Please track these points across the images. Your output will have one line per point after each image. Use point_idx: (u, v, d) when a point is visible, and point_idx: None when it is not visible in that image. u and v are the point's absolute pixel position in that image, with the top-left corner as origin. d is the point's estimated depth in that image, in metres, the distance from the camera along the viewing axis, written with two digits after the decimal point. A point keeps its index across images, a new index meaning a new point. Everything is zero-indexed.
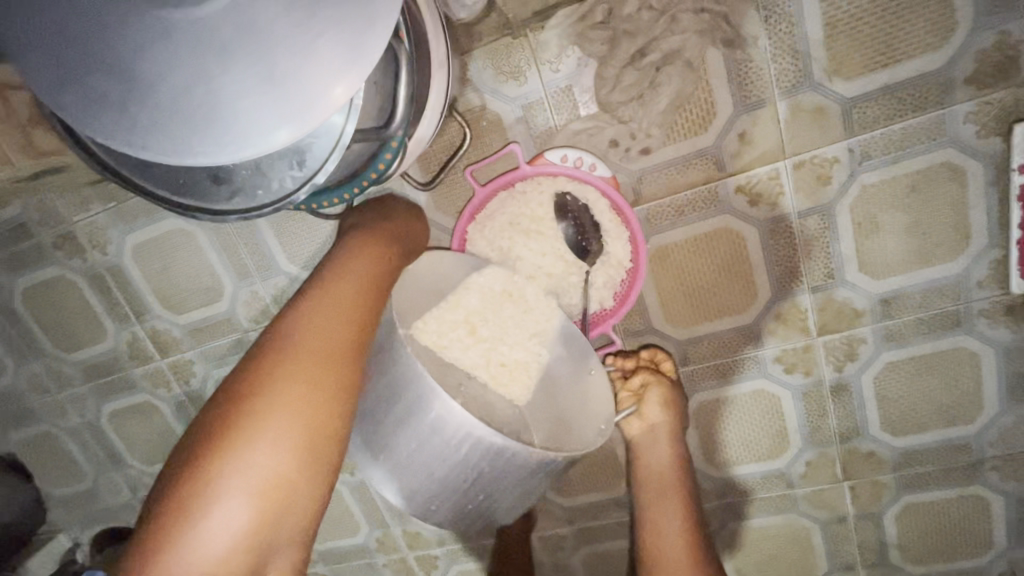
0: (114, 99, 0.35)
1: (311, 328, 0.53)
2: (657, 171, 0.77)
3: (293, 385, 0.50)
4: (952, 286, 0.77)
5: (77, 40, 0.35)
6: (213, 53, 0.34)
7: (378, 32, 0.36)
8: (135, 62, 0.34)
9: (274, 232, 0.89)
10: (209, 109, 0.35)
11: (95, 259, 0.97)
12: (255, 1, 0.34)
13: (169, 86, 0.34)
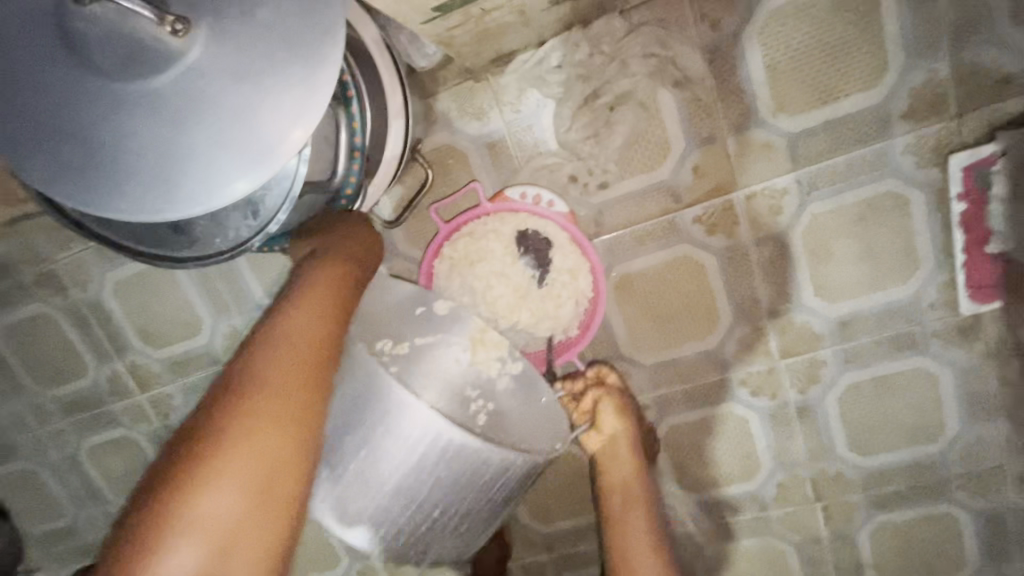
0: (83, 165, 0.39)
1: (280, 358, 0.49)
2: (618, 204, 0.80)
3: (252, 425, 0.46)
4: (905, 309, 0.80)
5: (50, 113, 0.39)
6: (165, 127, 0.39)
7: (319, 98, 0.40)
8: (102, 133, 0.39)
9: (251, 267, 0.92)
10: (164, 177, 0.39)
11: (77, 296, 0.99)
12: (207, 77, 0.39)
13: (128, 158, 0.39)
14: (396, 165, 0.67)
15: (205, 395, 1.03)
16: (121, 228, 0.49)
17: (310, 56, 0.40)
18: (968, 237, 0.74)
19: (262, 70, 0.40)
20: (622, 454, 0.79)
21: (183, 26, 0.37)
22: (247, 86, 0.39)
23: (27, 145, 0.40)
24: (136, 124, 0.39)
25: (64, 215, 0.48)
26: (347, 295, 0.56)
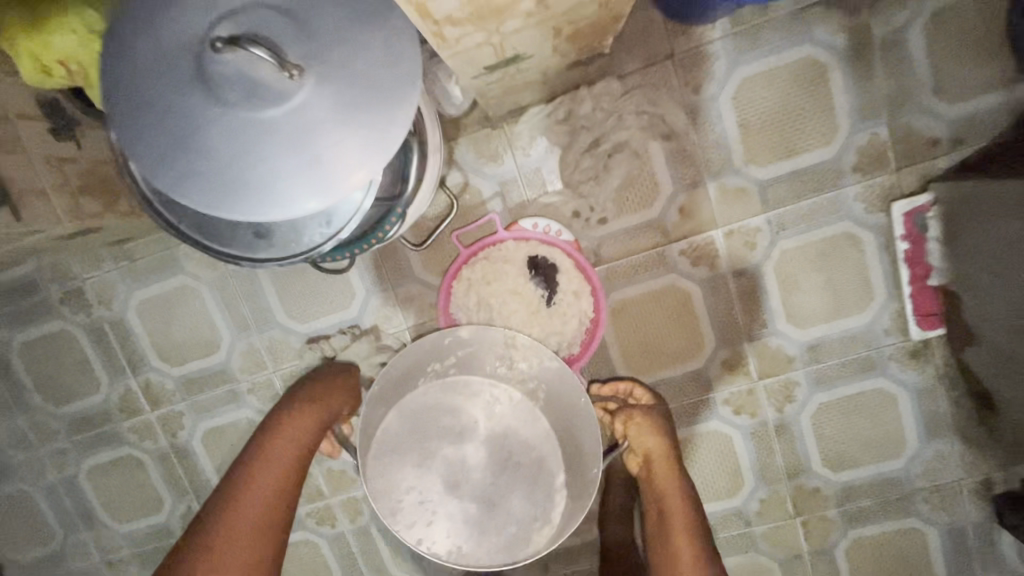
0: (201, 173, 0.48)
1: (253, 492, 0.78)
2: (615, 237, 0.91)
3: (221, 540, 0.74)
4: (865, 334, 0.91)
5: (177, 130, 0.47)
6: (273, 147, 0.47)
7: (398, 129, 0.50)
8: (219, 148, 0.47)
9: (275, 288, 0.99)
10: (269, 185, 0.48)
11: (100, 314, 1.04)
12: (309, 108, 0.47)
13: (242, 172, 0.48)
14: (429, 195, 0.77)
15: (217, 413, 1.06)
16: (208, 230, 0.57)
17: (393, 96, 0.50)
18: (912, 272, 0.87)
19: (355, 106, 0.49)
20: (660, 467, 0.85)
21: (296, 66, 0.46)
22: (344, 117, 0.48)
23: (157, 158, 0.48)
24: (249, 143, 0.47)
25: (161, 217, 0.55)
26: (292, 457, 0.82)
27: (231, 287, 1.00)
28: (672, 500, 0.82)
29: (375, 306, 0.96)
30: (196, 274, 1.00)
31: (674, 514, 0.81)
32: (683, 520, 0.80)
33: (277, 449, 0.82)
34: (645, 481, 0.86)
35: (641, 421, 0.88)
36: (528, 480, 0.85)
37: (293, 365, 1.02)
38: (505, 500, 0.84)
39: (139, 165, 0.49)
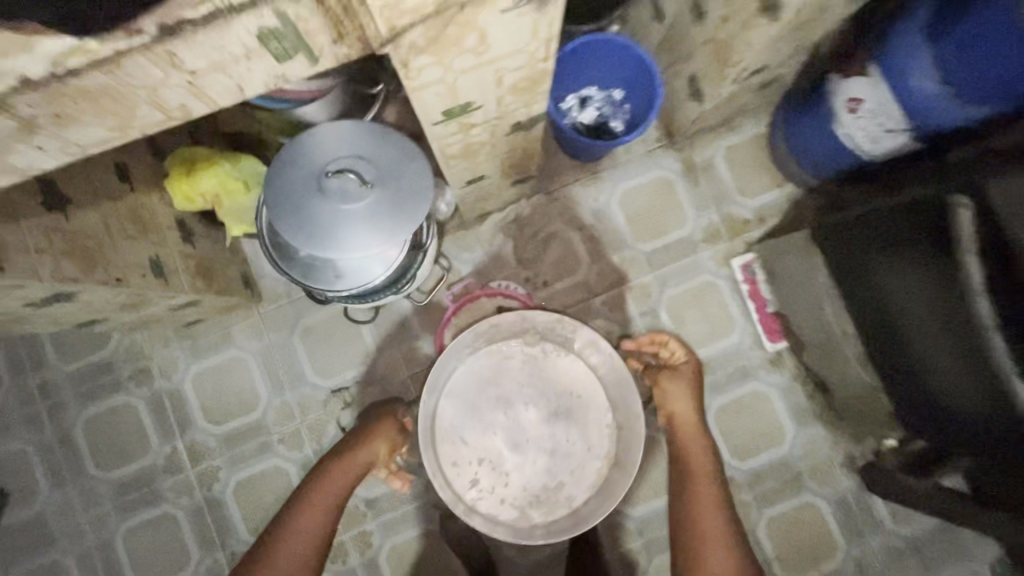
0: (317, 233, 0.85)
1: (321, 497, 1.08)
2: (555, 295, 1.30)
3: (297, 531, 1.05)
4: (736, 350, 1.29)
5: (304, 214, 0.86)
6: (356, 219, 0.86)
7: (423, 202, 0.89)
8: (328, 219, 0.85)
9: (307, 353, 1.30)
10: (354, 237, 0.86)
11: (160, 386, 1.31)
12: (376, 196, 0.86)
13: (340, 232, 0.86)
14: (428, 266, 1.16)
15: (250, 464, 1.29)
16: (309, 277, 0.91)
17: (420, 186, 0.89)
18: (755, 304, 1.29)
19: (401, 192, 0.88)
20: (685, 425, 1.19)
21: (371, 180, 0.87)
22: (395, 204, 0.87)
23: (291, 227, 0.86)
24: (343, 217, 0.85)
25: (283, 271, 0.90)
26: (344, 487, 1.11)
27: (272, 354, 1.30)
28: (695, 448, 1.17)
29: (386, 359, 1.29)
30: (245, 346, 1.31)
31: (695, 462, 1.15)
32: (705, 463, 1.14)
33: (335, 476, 1.11)
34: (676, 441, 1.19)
35: (675, 386, 1.22)
36: (587, 450, 1.17)
37: (318, 414, 1.29)
38: (563, 461, 1.17)
39: (282, 235, 0.87)
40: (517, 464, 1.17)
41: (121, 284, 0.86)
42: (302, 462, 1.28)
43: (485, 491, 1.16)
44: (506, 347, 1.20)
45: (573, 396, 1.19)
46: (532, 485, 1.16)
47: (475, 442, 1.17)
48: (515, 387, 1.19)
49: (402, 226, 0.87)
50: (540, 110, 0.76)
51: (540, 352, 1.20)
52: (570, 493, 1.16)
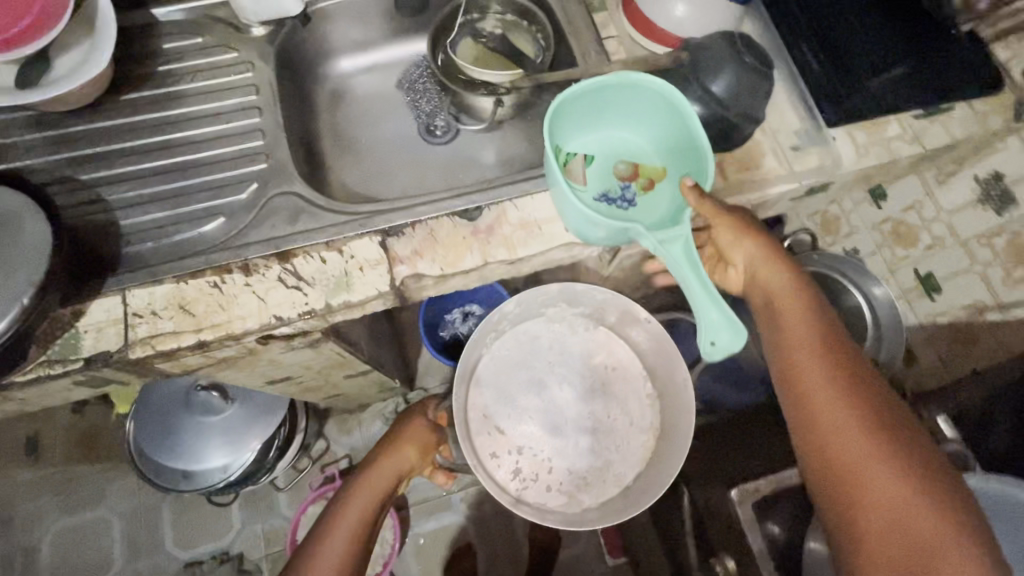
0: (175, 444, 1.00)
1: (359, 495, 0.84)
2: (418, 487, 1.40)
3: (335, 533, 0.78)
4: (578, 560, 1.37)
5: (166, 428, 1.01)
6: (214, 430, 1.02)
7: (274, 414, 1.04)
8: (187, 432, 1.01)
9: (172, 520, 1.35)
10: (206, 448, 1.00)
11: (17, 540, 1.32)
12: (233, 411, 1.03)
13: (196, 443, 1.01)
14: (294, 453, 1.26)
15: None
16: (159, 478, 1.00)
17: (275, 400, 1.05)
18: None
19: (256, 405, 1.04)
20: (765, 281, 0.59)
21: (234, 395, 1.03)
22: (250, 417, 1.03)
23: (155, 436, 1.00)
24: (201, 429, 1.01)
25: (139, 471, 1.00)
26: (386, 485, 0.88)
27: (138, 518, 1.35)
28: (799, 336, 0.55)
29: (247, 535, 1.35)
30: (114, 507, 1.36)
31: (849, 440, 0.48)
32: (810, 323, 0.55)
33: (372, 484, 0.87)
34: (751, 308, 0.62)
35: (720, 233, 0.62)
36: (630, 425, 0.84)
37: None
38: (610, 444, 0.83)
39: (145, 445, 1.00)
40: (562, 447, 0.84)
41: None
42: None
43: (531, 477, 0.82)
44: (533, 325, 0.88)
45: (608, 370, 0.87)
46: (582, 460, 0.83)
47: (511, 435, 0.83)
48: (545, 350, 0.87)
49: (251, 436, 1.02)
50: (367, 367, 0.95)
51: (557, 309, 0.88)
52: (619, 464, 0.83)
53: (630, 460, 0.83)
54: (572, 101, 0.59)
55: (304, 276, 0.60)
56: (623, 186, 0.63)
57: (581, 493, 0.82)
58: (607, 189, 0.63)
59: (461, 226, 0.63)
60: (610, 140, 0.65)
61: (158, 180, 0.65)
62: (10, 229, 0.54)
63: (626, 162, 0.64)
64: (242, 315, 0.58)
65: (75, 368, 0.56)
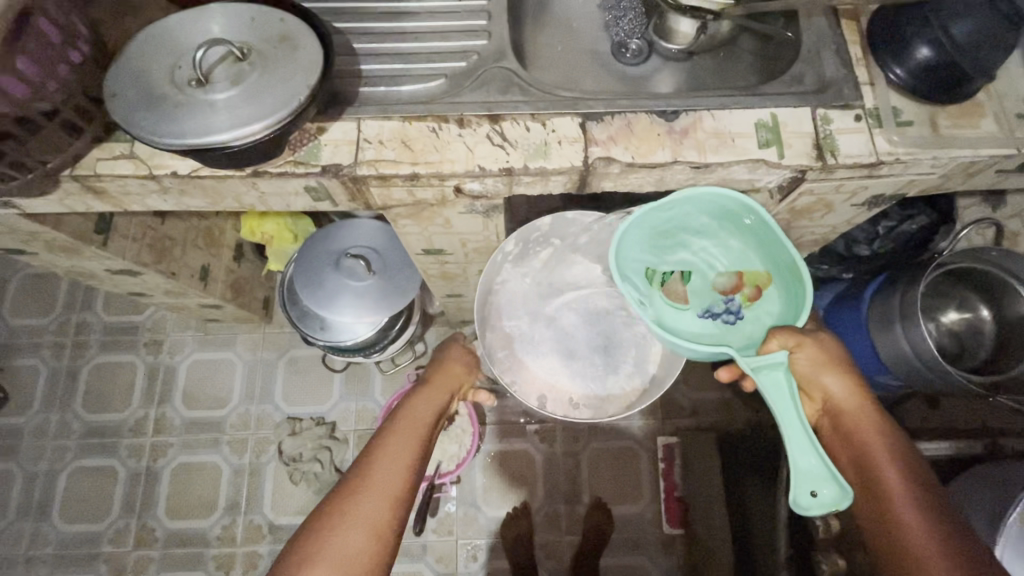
0: (320, 296, 1.13)
1: (411, 413, 0.80)
2: (498, 408, 1.48)
3: (390, 451, 0.74)
4: (634, 520, 1.39)
5: (316, 281, 1.14)
6: (354, 293, 1.14)
7: (405, 296, 1.15)
8: (333, 288, 1.14)
9: (284, 378, 1.53)
10: (345, 308, 1.13)
11: (164, 360, 1.56)
12: (372, 283, 1.15)
13: (338, 300, 1.13)
14: (403, 342, 1.37)
15: (196, 452, 1.48)
16: (302, 324, 1.17)
17: (408, 284, 1.16)
18: (665, 484, 1.39)
19: (392, 284, 1.16)
20: (853, 417, 0.70)
21: (376, 270, 1.15)
22: (386, 291, 1.15)
23: (305, 284, 1.14)
24: (344, 289, 1.14)
25: (288, 314, 1.18)
26: (440, 405, 0.84)
27: (257, 369, 1.54)
28: (891, 477, 0.65)
29: (342, 407, 1.49)
30: (241, 354, 1.56)
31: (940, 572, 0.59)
32: (898, 462, 0.66)
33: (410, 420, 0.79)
34: (835, 437, 0.72)
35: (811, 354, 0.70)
36: (633, 333, 0.97)
37: (268, 432, 1.48)
38: (621, 355, 0.97)
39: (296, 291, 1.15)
40: (580, 369, 0.97)
41: (173, 277, 1.16)
42: (236, 468, 1.46)
43: (556, 398, 0.96)
44: (529, 265, 0.97)
45: (607, 292, 0.97)
46: (596, 374, 0.96)
47: (534, 366, 0.96)
48: (543, 289, 0.98)
49: (383, 309, 1.14)
50: None
51: (549, 245, 0.96)
52: (630, 367, 0.96)
53: (642, 360, 0.96)
54: (637, 244, 0.75)
55: (510, 138, 0.66)
56: (726, 299, 0.76)
57: (608, 402, 0.96)
58: (713, 304, 0.77)
59: (657, 123, 0.66)
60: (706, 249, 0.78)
61: (395, 40, 0.74)
62: (293, 46, 0.64)
63: (726, 274, 0.77)
64: (452, 159, 0.65)
65: (313, 171, 0.66)
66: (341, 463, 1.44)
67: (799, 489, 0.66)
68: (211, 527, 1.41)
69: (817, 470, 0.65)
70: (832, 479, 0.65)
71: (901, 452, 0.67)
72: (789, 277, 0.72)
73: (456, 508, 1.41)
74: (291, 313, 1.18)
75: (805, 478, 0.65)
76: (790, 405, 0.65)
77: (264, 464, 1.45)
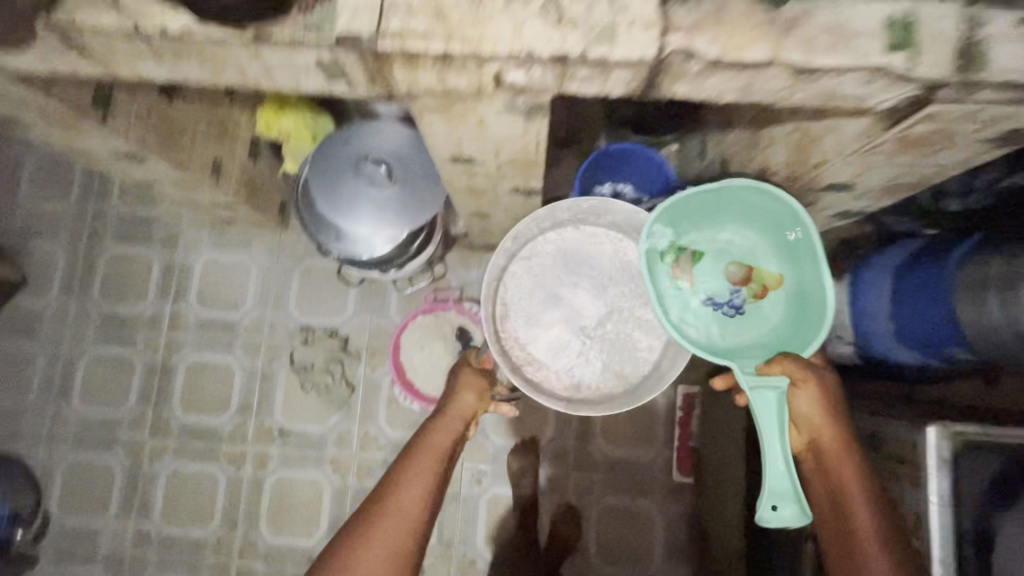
0: (337, 204, 1.05)
1: (431, 439, 0.92)
2: None
3: (413, 477, 0.88)
4: (642, 464, 1.37)
5: (334, 187, 1.06)
6: (376, 205, 1.06)
7: (427, 209, 1.07)
8: (351, 196, 1.06)
9: (299, 287, 1.49)
10: (363, 218, 1.05)
11: (180, 257, 1.52)
12: (393, 193, 1.06)
13: (356, 209, 1.05)
14: (420, 263, 1.31)
15: (211, 352, 1.47)
16: (317, 233, 1.09)
17: (431, 197, 1.08)
18: (681, 433, 1.36)
19: (414, 195, 1.07)
20: (831, 456, 0.80)
21: (398, 178, 1.07)
22: (409, 203, 1.06)
23: (323, 188, 1.05)
24: (364, 200, 1.06)
25: (302, 221, 1.09)
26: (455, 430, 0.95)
27: (272, 275, 1.50)
28: (862, 514, 0.76)
29: (355, 321, 1.46)
30: (257, 257, 1.51)
31: None
32: (864, 486, 0.77)
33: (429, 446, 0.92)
34: (812, 466, 0.82)
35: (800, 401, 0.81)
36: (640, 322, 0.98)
37: (281, 339, 1.46)
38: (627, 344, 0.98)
39: (312, 197, 1.07)
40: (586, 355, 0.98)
41: (182, 168, 1.08)
42: (249, 372, 1.46)
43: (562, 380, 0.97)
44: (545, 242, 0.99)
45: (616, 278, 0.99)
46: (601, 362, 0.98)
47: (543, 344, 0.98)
48: (556, 266, 0.99)
49: (403, 223, 1.07)
50: (537, 186, 0.91)
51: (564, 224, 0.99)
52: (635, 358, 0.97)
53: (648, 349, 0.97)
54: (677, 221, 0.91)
55: (570, 16, 0.53)
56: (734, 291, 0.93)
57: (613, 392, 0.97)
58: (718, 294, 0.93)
59: (758, 10, 0.52)
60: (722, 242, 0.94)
61: None
62: None
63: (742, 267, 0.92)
64: (496, 38, 0.53)
65: (328, 41, 0.54)
66: (353, 376, 1.43)
67: (763, 503, 0.79)
68: (224, 424, 1.44)
69: (784, 489, 0.79)
70: (796, 502, 0.78)
71: (870, 491, 0.77)
72: (804, 283, 0.87)
73: None
74: (306, 221, 1.09)
75: (773, 494, 0.79)
76: (773, 428, 0.80)
77: (276, 370, 1.45)
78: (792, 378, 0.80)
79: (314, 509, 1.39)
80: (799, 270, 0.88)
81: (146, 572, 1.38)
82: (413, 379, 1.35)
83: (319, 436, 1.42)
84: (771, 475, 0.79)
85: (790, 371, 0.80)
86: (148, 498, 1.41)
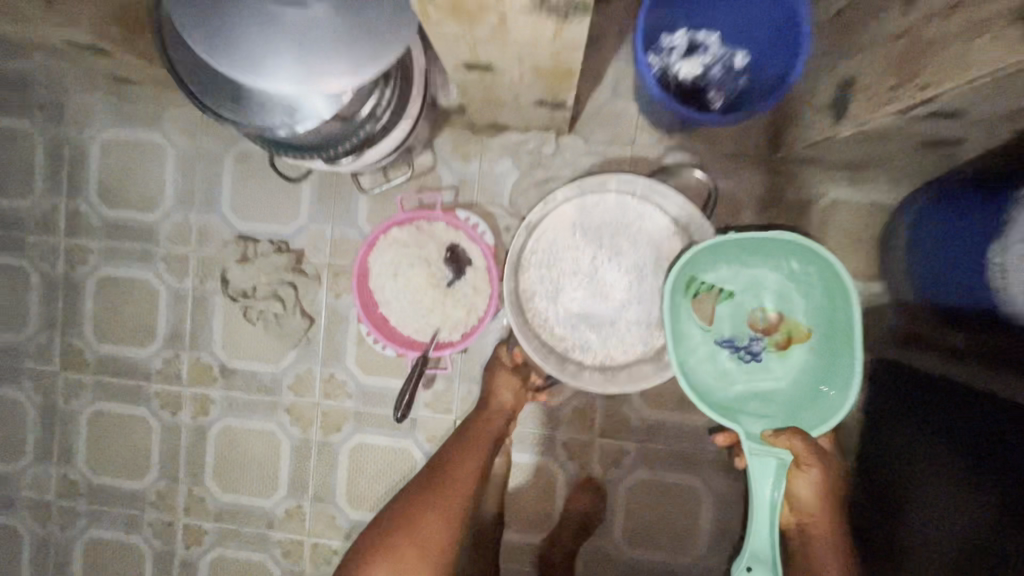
0: (220, 34, 0.62)
1: (467, 450, 0.94)
2: None
3: (445, 497, 0.91)
4: (692, 433, 1.04)
5: (214, 5, 0.62)
6: (284, 35, 0.61)
7: (376, 51, 0.62)
8: (241, 22, 0.61)
9: (232, 180, 1.07)
10: (263, 60, 0.61)
11: (69, 133, 1.10)
12: (314, 19, 0.61)
13: (251, 45, 0.61)
14: (393, 147, 0.84)
15: (125, 265, 1.11)
16: (201, 92, 0.68)
17: (382, 30, 0.62)
18: None
19: (351, 26, 0.62)
20: (814, 533, 0.82)
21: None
22: (341, 40, 0.62)
23: (198, 11, 0.62)
24: (274, 26, 0.61)
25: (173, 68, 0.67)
26: (488, 444, 0.96)
27: (196, 162, 1.08)
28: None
29: (311, 231, 1.06)
30: (173, 137, 1.08)
31: None
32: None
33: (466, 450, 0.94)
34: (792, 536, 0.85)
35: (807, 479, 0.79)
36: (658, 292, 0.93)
37: (212, 253, 1.08)
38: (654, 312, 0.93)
39: (179, 23, 0.63)
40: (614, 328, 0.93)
41: None
42: (175, 293, 1.10)
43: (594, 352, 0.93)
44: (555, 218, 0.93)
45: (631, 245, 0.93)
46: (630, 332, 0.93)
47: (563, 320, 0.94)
48: (569, 240, 0.93)
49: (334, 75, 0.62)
50: None
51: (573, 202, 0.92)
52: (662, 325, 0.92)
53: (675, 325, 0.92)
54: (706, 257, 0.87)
55: None
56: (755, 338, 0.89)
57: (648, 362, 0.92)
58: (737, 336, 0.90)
59: None
60: (747, 280, 0.90)
61: None
62: None
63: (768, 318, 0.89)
64: None
65: None
66: (310, 305, 1.07)
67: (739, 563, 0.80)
68: (151, 359, 1.11)
69: (762, 554, 0.80)
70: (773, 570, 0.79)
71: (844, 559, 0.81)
72: (837, 346, 0.82)
73: (458, 384, 1.06)
74: (180, 67, 0.67)
75: (750, 556, 0.80)
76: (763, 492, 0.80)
77: (210, 293, 1.09)
78: (799, 456, 0.77)
79: (271, 466, 1.11)
80: (833, 331, 0.83)
81: (78, 524, 1.16)
82: (387, 317, 0.96)
83: (271, 379, 1.10)
84: (755, 534, 0.80)
85: (800, 450, 0.77)
86: (69, 442, 1.15)
